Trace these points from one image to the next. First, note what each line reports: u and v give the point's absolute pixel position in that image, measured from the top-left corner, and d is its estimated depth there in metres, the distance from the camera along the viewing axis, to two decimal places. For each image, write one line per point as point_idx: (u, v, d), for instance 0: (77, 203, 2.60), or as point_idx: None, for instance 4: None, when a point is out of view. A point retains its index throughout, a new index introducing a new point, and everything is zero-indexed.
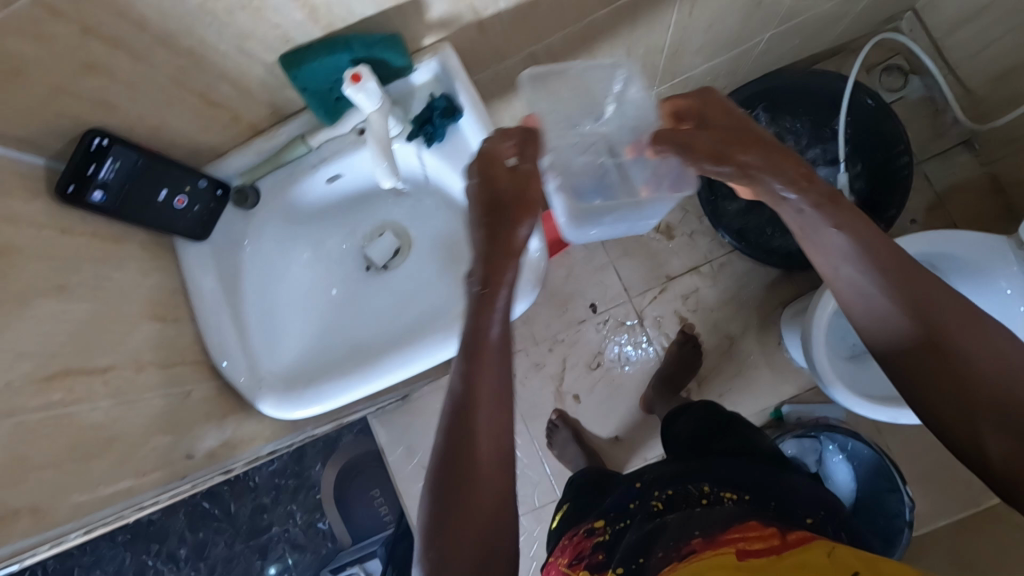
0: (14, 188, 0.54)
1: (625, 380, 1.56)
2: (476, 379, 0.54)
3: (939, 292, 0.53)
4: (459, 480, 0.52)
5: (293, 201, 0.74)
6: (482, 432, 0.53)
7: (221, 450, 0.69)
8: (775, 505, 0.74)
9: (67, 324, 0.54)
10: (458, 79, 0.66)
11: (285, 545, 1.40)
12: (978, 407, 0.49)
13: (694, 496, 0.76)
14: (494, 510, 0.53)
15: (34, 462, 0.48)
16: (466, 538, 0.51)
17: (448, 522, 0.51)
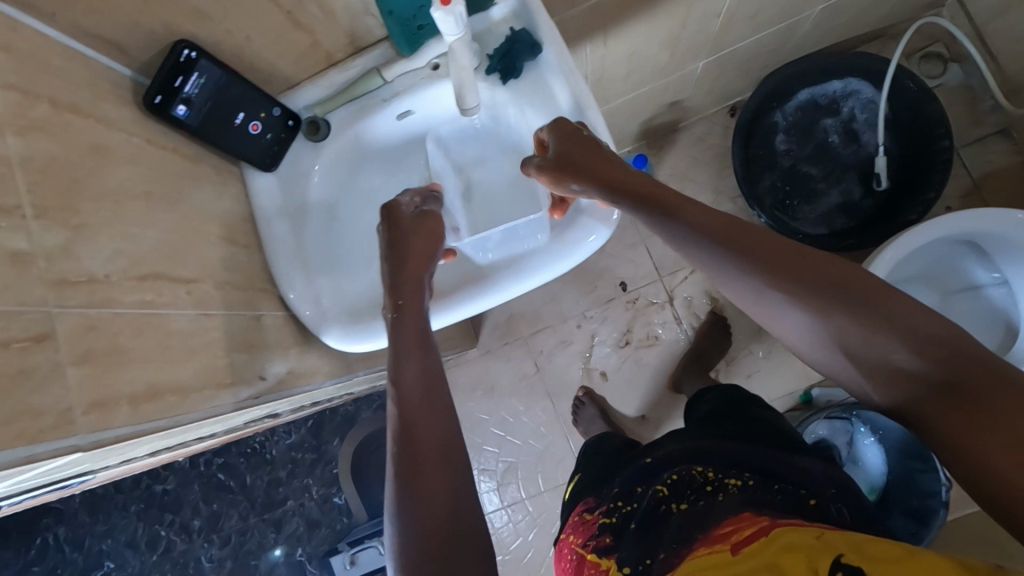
0: (105, 92, 0.54)
1: (654, 359, 1.53)
2: (401, 391, 0.61)
3: (808, 264, 0.53)
4: (405, 470, 0.56)
5: (361, 136, 0.73)
6: (420, 426, 0.58)
7: (287, 379, 0.69)
8: (778, 488, 0.62)
9: (154, 231, 0.54)
10: (539, 13, 0.66)
11: (299, 520, 1.37)
12: (876, 382, 0.49)
13: (701, 480, 0.65)
14: (448, 491, 0.55)
15: (134, 354, 0.47)
16: (427, 518, 0.54)
17: (402, 507, 0.55)
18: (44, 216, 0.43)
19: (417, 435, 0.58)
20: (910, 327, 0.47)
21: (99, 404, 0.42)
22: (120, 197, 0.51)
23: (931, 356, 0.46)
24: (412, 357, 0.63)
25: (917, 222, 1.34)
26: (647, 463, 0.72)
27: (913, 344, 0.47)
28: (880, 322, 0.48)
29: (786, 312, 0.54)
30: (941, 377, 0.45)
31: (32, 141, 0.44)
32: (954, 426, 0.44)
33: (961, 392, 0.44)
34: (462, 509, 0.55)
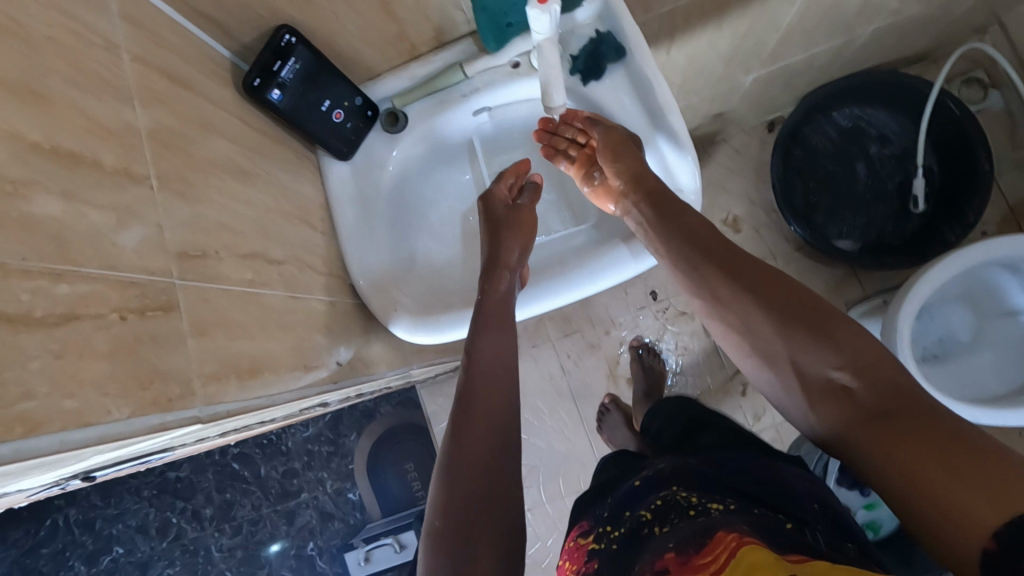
0: (210, 71, 0.55)
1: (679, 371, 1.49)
2: (481, 350, 0.64)
3: (791, 292, 0.56)
4: (455, 431, 0.59)
5: (437, 129, 0.74)
6: (481, 389, 0.61)
7: (354, 365, 0.69)
8: (759, 511, 0.56)
9: (251, 209, 0.55)
10: (625, 16, 0.66)
11: (311, 514, 1.32)
12: (815, 402, 0.52)
13: (683, 503, 0.59)
14: (491, 454, 0.57)
15: (241, 330, 0.47)
16: (462, 482, 0.55)
17: (448, 462, 0.57)
18: (165, 186, 0.43)
19: (480, 397, 0.61)
20: (857, 359, 0.50)
21: (212, 375, 0.42)
22: (223, 173, 0.52)
23: (870, 385, 0.49)
24: (480, 328, 0.66)
25: (956, 244, 1.37)
26: (635, 484, 0.66)
27: (855, 374, 0.50)
28: (829, 350, 0.52)
29: (755, 332, 0.56)
30: (873, 401, 0.48)
31: (154, 113, 0.44)
32: (869, 446, 0.46)
33: (886, 416, 0.47)
34: (502, 474, 0.57)
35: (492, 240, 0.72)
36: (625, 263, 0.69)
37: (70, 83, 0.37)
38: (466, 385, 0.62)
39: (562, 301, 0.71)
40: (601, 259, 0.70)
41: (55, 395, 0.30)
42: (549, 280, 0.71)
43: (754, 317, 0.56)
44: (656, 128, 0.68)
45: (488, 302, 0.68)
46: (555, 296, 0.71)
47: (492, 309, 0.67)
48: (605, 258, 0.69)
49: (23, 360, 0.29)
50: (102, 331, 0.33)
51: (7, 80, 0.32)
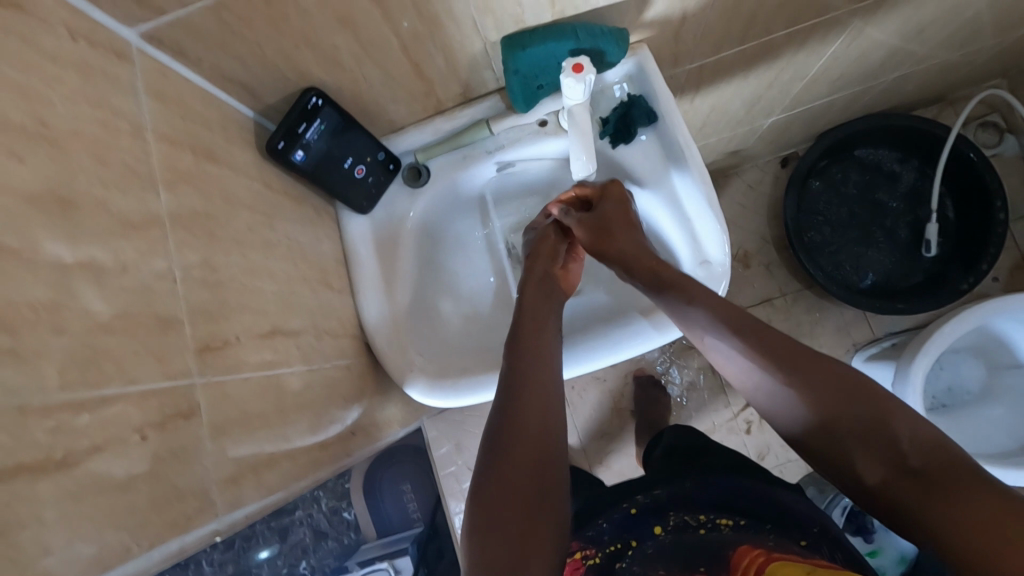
0: (234, 136, 0.53)
1: (684, 408, 1.34)
2: (525, 372, 0.58)
3: (781, 340, 0.54)
4: (492, 464, 0.52)
5: (459, 183, 0.72)
6: (521, 415, 0.55)
7: (364, 427, 0.67)
8: (771, 531, 0.60)
9: (271, 279, 0.53)
10: (658, 81, 0.64)
11: (307, 531, 1.04)
12: (854, 464, 0.47)
13: (692, 521, 0.64)
14: (530, 487, 0.51)
15: (258, 419, 0.46)
16: (498, 522, 0.49)
17: (482, 498, 0.51)
18: (189, 274, 0.41)
19: (522, 426, 0.54)
20: (883, 433, 0.46)
21: (230, 478, 0.41)
22: (246, 248, 0.50)
23: (914, 451, 0.45)
24: (527, 350, 0.61)
25: (968, 292, 1.26)
26: (629, 512, 0.66)
27: (885, 447, 0.46)
28: (864, 421, 0.47)
29: (776, 398, 0.52)
30: (918, 466, 0.44)
31: (179, 195, 0.43)
32: (930, 516, 0.42)
33: (936, 485, 0.43)
34: (542, 507, 0.50)
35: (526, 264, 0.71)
36: (649, 335, 0.67)
37: (98, 180, 0.35)
38: (503, 412, 0.56)
39: (577, 371, 0.69)
40: (625, 327, 0.69)
41: (74, 543, 0.28)
42: (568, 348, 0.69)
43: (779, 381, 0.51)
44: (686, 194, 0.66)
45: (526, 318, 0.64)
46: (575, 366, 0.68)
47: (535, 335, 0.62)
48: (629, 326, 0.68)
49: (41, 512, 0.27)
50: (122, 456, 0.32)
51: (33, 194, 0.31)
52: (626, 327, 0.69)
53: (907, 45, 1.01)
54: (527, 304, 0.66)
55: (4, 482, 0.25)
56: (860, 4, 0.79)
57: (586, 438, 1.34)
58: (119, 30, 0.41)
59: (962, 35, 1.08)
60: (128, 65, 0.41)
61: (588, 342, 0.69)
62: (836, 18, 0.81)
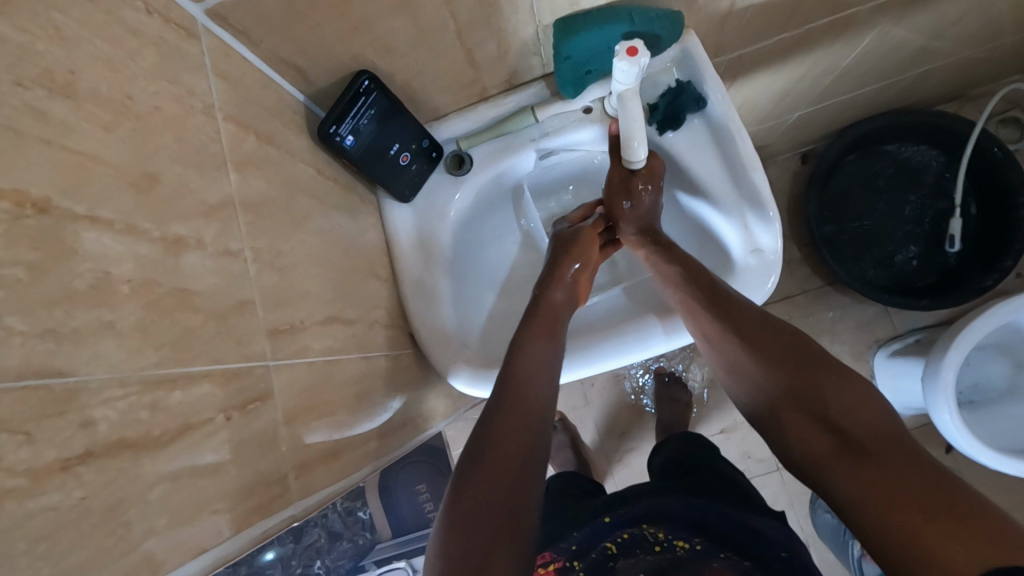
0: (288, 120, 0.52)
1: (705, 407, 1.25)
2: (524, 371, 0.57)
3: (788, 338, 0.54)
4: (472, 466, 0.49)
5: (503, 173, 0.71)
6: (504, 417, 0.53)
7: (408, 418, 0.66)
8: (726, 555, 0.60)
9: (325, 265, 0.51)
10: (707, 66, 0.63)
11: (320, 532, 1.07)
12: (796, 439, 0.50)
13: (650, 538, 0.63)
14: (512, 475, 0.49)
15: (323, 405, 0.44)
16: (470, 524, 0.46)
17: (455, 501, 0.48)
18: (258, 259, 0.40)
19: (507, 426, 0.52)
20: (817, 402, 0.49)
21: (304, 465, 0.40)
22: (303, 233, 0.49)
23: (846, 415, 0.47)
24: (517, 362, 0.58)
25: (991, 290, 1.13)
26: (603, 520, 0.66)
27: (819, 415, 0.49)
28: (809, 394, 0.50)
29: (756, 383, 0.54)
30: (851, 434, 0.46)
31: (246, 178, 0.42)
32: (850, 485, 0.44)
33: (867, 454, 0.44)
34: (516, 514, 0.47)
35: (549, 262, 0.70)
36: (657, 339, 0.66)
37: (178, 158, 0.34)
38: (500, 399, 0.55)
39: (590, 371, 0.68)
40: (634, 330, 0.67)
41: (174, 525, 0.27)
42: (593, 342, 0.67)
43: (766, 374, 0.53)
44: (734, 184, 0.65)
45: (530, 336, 0.61)
46: (601, 361, 0.67)
47: (537, 349, 0.59)
48: (641, 326, 0.67)
49: (145, 492, 0.26)
50: (212, 437, 0.31)
51: (121, 168, 0.30)
52: (644, 325, 0.67)
53: (939, 40, 1.00)
54: (538, 328, 0.62)
55: (114, 458, 0.25)
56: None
57: (604, 436, 1.28)
58: (186, 7, 0.39)
59: (983, 33, 1.05)
60: (197, 43, 0.40)
61: (608, 335, 0.67)
62: (865, 11, 0.80)
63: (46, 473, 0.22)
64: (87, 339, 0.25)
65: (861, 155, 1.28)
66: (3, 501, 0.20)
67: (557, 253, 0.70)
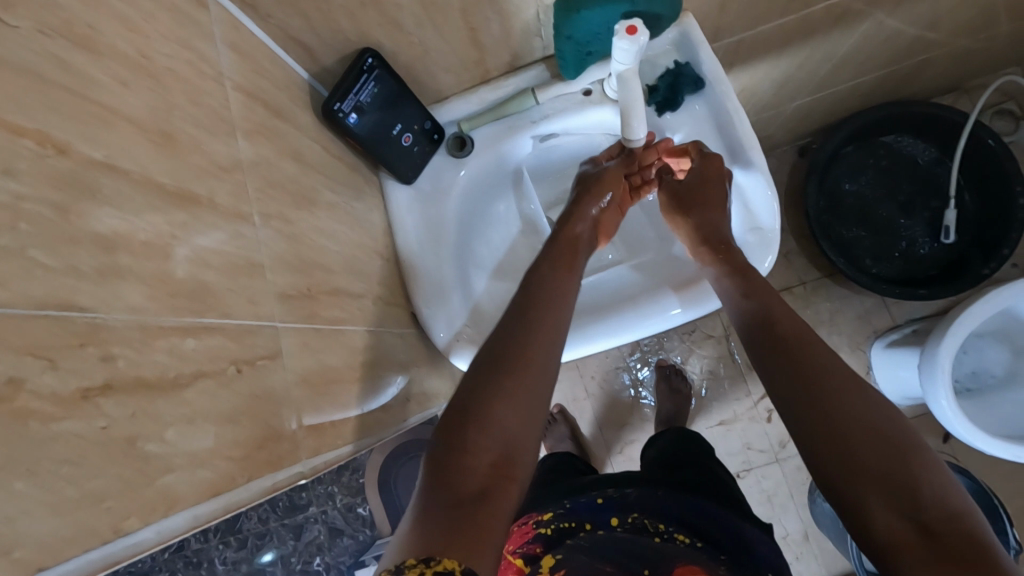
0: (294, 96, 0.53)
1: (704, 399, 1.25)
2: (537, 311, 0.54)
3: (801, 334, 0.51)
4: (479, 394, 0.47)
5: (504, 155, 0.72)
6: (512, 353, 0.49)
7: (410, 395, 0.66)
8: (725, 562, 0.57)
9: (331, 238, 0.52)
10: (705, 48, 0.64)
11: None
12: (859, 499, 0.41)
13: (649, 527, 0.61)
14: (517, 417, 0.46)
15: (331, 372, 0.45)
16: (473, 453, 0.43)
17: (456, 426, 0.45)
18: (269, 226, 0.41)
19: (520, 362, 0.49)
20: (899, 479, 0.40)
21: (313, 426, 0.41)
22: (312, 206, 0.50)
23: (932, 508, 0.39)
24: (528, 297, 0.56)
25: (990, 278, 1.13)
26: (594, 499, 0.63)
27: (901, 497, 0.39)
28: (885, 464, 0.41)
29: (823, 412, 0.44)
30: (924, 502, 0.39)
31: (255, 146, 0.42)
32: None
33: (953, 557, 0.36)
34: (519, 449, 0.45)
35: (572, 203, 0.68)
36: (676, 312, 0.67)
37: (192, 120, 0.35)
38: (512, 333, 0.51)
39: (602, 346, 0.69)
40: (649, 304, 0.68)
41: (192, 466, 0.28)
42: (604, 319, 0.68)
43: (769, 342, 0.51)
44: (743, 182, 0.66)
45: (545, 268, 0.60)
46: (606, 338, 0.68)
47: (550, 291, 0.56)
48: (654, 303, 0.68)
49: (162, 430, 0.26)
50: (225, 388, 0.31)
51: (139, 123, 0.30)
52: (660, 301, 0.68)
53: (935, 29, 1.01)
54: (554, 263, 0.61)
55: (134, 396, 0.25)
56: None
57: (608, 427, 1.27)
58: None
59: (980, 23, 1.06)
60: (209, 13, 0.40)
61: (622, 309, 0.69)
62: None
63: (70, 400, 0.22)
64: (109, 280, 0.25)
65: (859, 146, 1.28)
66: (31, 423, 0.21)
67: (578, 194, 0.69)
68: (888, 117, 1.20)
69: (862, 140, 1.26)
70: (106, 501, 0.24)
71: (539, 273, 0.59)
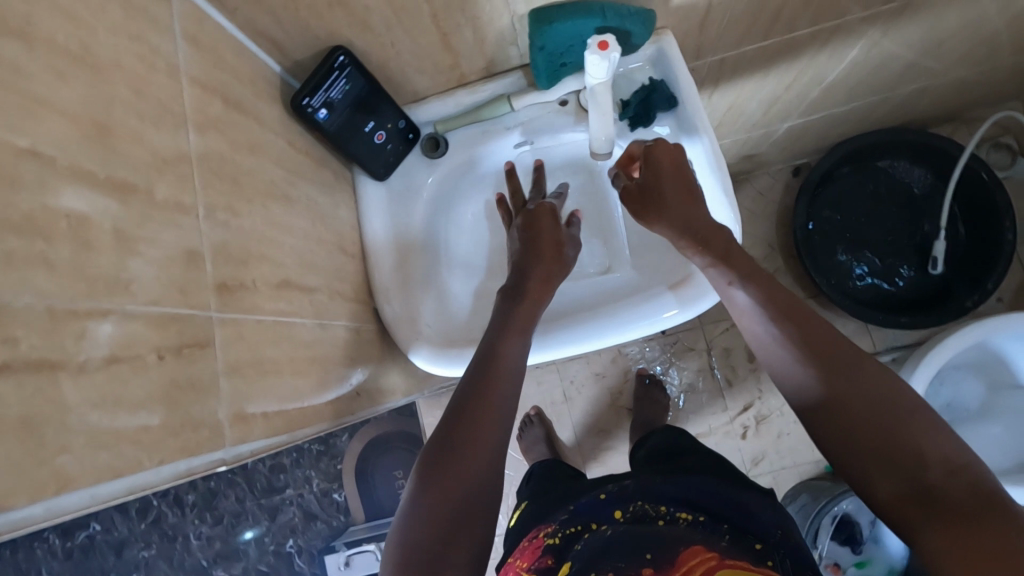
0: (262, 89, 0.54)
1: (680, 412, 1.25)
2: (490, 371, 0.56)
3: (819, 326, 0.51)
4: (438, 463, 0.50)
5: (479, 157, 0.73)
6: (473, 416, 0.52)
7: (365, 390, 0.67)
8: (728, 531, 0.54)
9: (287, 231, 0.53)
10: (680, 66, 0.65)
11: (295, 511, 1.18)
12: (872, 479, 0.44)
13: (651, 511, 0.56)
14: (476, 479, 0.50)
15: (269, 363, 0.46)
16: (430, 520, 0.48)
17: (428, 488, 0.49)
18: (212, 216, 0.42)
19: (478, 428, 0.52)
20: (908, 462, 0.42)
21: (242, 413, 0.42)
22: (268, 199, 0.51)
23: (935, 474, 0.41)
24: (485, 361, 0.57)
25: (972, 310, 1.13)
26: (596, 495, 0.59)
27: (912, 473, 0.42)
28: (888, 437, 0.43)
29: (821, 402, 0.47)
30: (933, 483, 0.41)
31: (207, 138, 0.43)
32: (941, 550, 0.39)
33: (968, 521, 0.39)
34: (479, 507, 0.49)
35: (527, 254, 0.65)
36: (659, 316, 0.65)
37: (134, 110, 0.36)
38: (465, 396, 0.54)
39: (577, 351, 0.68)
40: (637, 303, 0.66)
41: (94, 448, 0.29)
42: (587, 322, 0.66)
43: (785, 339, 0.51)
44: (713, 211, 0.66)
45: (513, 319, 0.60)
46: (578, 343, 0.67)
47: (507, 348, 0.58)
48: (639, 302, 0.66)
49: (62, 413, 0.28)
50: (142, 375, 0.33)
51: (72, 112, 0.31)
52: (646, 302, 0.66)
53: (929, 58, 1.00)
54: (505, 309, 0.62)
55: (33, 376, 0.26)
56: (876, 9, 0.79)
57: (582, 433, 1.28)
58: None
59: (976, 55, 1.05)
60: (169, 6, 0.41)
61: (606, 310, 0.67)
62: (848, 23, 0.81)
63: None
64: (18, 263, 0.26)
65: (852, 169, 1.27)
66: None
67: (530, 249, 0.66)
68: (879, 142, 1.19)
69: (853, 163, 1.25)
70: None
71: (493, 326, 0.61)
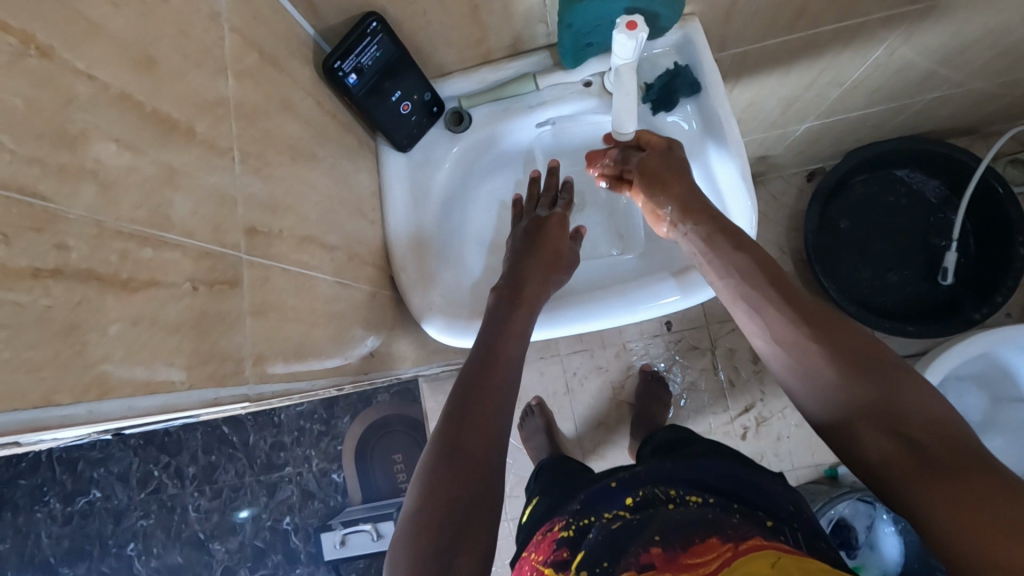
0: (296, 50, 0.55)
1: (681, 410, 1.25)
2: (492, 358, 0.58)
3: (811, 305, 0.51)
4: (445, 439, 0.52)
5: (501, 135, 0.74)
6: (477, 397, 0.54)
7: (377, 356, 0.68)
8: (738, 509, 0.54)
9: (311, 189, 0.54)
10: (704, 52, 0.65)
11: (292, 490, 1.20)
12: (857, 437, 0.44)
13: (661, 496, 0.56)
14: (482, 453, 0.51)
15: (291, 312, 0.47)
16: (439, 492, 0.49)
17: (440, 463, 0.51)
18: (245, 162, 0.43)
19: (482, 408, 0.54)
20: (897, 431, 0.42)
21: (263, 354, 0.43)
22: (296, 156, 0.52)
23: (920, 434, 0.41)
24: (486, 349, 0.59)
25: (980, 322, 1.12)
26: (607, 484, 0.60)
27: (905, 442, 0.41)
28: (869, 403, 0.43)
29: (810, 382, 0.48)
30: (920, 440, 0.41)
31: (244, 88, 0.44)
32: (930, 507, 0.38)
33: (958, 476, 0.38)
34: (488, 479, 0.51)
35: (525, 255, 0.68)
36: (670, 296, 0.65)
37: (179, 49, 0.37)
38: (470, 378, 0.56)
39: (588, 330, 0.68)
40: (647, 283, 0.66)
41: (131, 361, 0.30)
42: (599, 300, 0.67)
43: (778, 323, 0.50)
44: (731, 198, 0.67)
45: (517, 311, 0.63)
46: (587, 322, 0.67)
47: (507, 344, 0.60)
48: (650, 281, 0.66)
49: (104, 322, 0.29)
50: (177, 301, 0.34)
51: (124, 44, 0.32)
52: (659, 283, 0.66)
53: (949, 66, 1.00)
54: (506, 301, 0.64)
55: (80, 283, 0.28)
56: (901, 9, 0.79)
57: (583, 426, 1.28)
58: None
59: (997, 66, 1.05)
60: None
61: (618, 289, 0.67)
62: (872, 22, 0.81)
63: (17, 275, 0.25)
64: (71, 175, 0.28)
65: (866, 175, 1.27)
66: None
67: (537, 248, 0.69)
68: (895, 150, 1.19)
69: (868, 169, 1.25)
70: (40, 371, 0.26)
71: (495, 316, 0.63)
